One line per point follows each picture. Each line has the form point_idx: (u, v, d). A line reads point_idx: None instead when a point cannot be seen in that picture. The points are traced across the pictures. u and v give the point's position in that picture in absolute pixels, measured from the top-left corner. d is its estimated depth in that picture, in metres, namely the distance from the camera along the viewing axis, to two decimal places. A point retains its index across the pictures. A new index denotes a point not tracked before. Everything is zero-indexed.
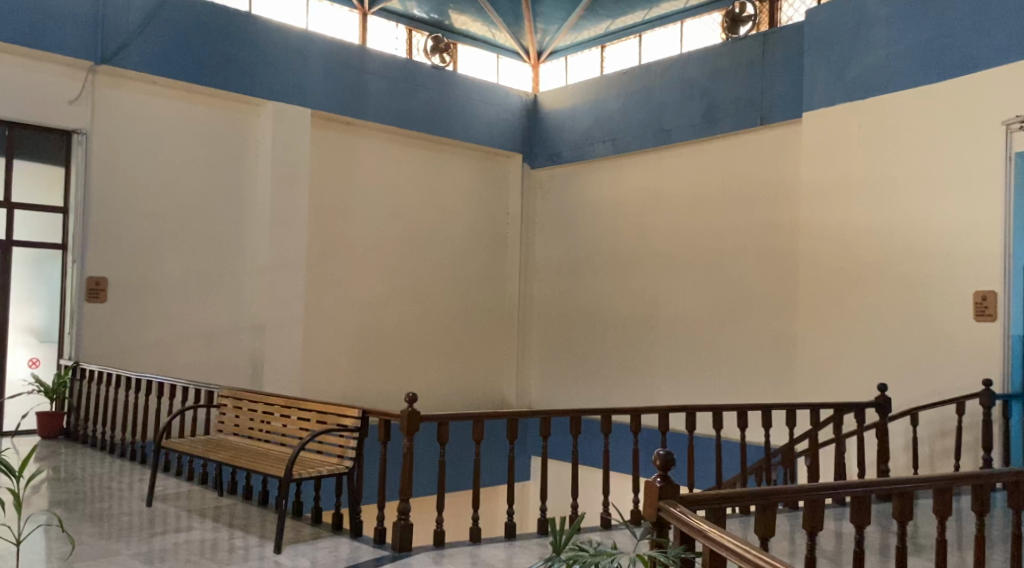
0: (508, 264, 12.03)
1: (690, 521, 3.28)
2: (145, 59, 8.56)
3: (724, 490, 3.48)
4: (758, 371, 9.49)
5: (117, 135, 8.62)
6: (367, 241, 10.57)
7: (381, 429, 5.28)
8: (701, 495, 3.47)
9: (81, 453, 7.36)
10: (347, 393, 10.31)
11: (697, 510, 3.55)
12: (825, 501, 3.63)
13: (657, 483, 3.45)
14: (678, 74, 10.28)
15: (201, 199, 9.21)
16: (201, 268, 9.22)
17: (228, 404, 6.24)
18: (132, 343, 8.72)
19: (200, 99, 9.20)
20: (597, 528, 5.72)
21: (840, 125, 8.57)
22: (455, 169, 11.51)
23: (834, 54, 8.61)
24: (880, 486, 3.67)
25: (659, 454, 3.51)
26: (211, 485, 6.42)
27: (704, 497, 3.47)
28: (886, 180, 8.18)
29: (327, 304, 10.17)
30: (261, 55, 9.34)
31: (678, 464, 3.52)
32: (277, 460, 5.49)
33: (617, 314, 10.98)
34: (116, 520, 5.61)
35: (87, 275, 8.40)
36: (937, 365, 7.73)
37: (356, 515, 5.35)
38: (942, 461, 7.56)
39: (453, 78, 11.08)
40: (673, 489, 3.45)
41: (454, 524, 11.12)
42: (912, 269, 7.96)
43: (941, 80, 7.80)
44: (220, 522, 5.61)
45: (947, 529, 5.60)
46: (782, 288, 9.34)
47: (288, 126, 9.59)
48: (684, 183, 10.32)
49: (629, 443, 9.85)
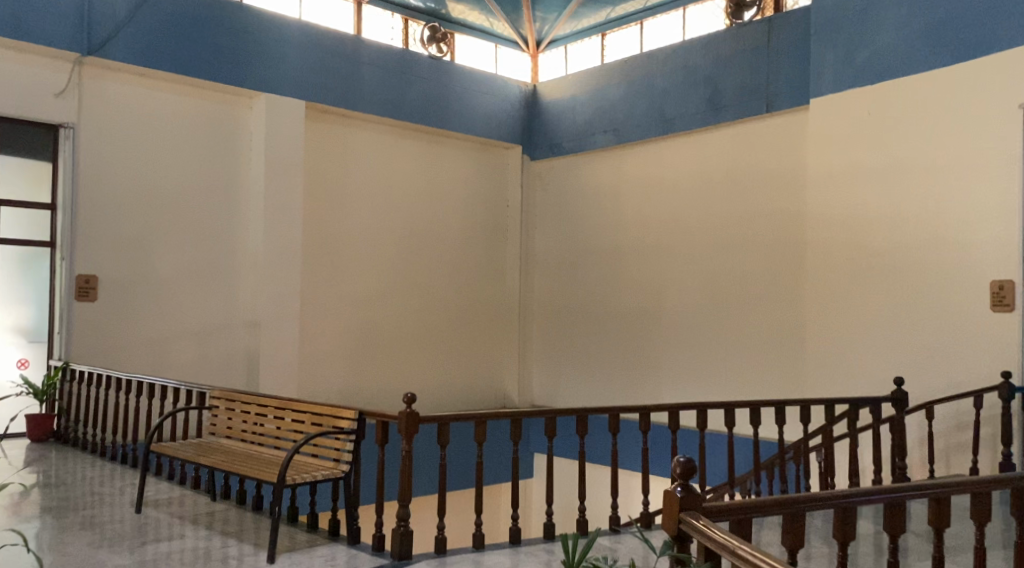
0: (508, 257, 11.79)
1: (714, 535, 3.04)
2: (134, 50, 8.31)
3: (749, 499, 3.25)
4: (766, 365, 9.25)
5: (105, 129, 8.38)
6: (364, 236, 10.32)
7: (379, 431, 5.04)
8: (725, 506, 3.24)
9: (70, 457, 7.13)
10: (345, 390, 10.08)
11: (720, 521, 3.31)
12: (856, 510, 3.39)
13: (678, 493, 3.21)
14: (681, 62, 10.04)
15: (193, 194, 8.97)
16: (194, 265, 8.99)
17: (220, 405, 6.00)
18: (124, 342, 8.49)
19: (192, 91, 8.95)
20: (607, 532, 5.51)
21: (849, 111, 8.32)
22: (453, 160, 11.25)
23: (842, 38, 8.35)
24: (915, 491, 3.42)
25: (679, 461, 3.25)
26: (203, 489, 6.18)
27: (728, 508, 3.24)
28: (898, 166, 7.93)
29: (324, 301, 9.94)
30: (254, 46, 9.09)
31: (698, 472, 3.27)
32: (270, 464, 5.25)
33: (621, 309, 10.74)
34: (106, 528, 5.38)
35: (76, 273, 8.17)
36: (951, 357, 7.52)
37: (353, 521, 5.12)
38: (959, 457, 7.35)
39: (450, 68, 10.82)
40: (694, 499, 3.21)
41: (457, 524, 10.89)
42: (927, 258, 7.72)
43: (955, 63, 7.56)
44: (212, 530, 5.38)
45: (974, 530, 5.38)
46: (791, 280, 9.11)
47: (282, 118, 9.34)
48: (687, 173, 10.08)
49: (636, 441, 9.63)
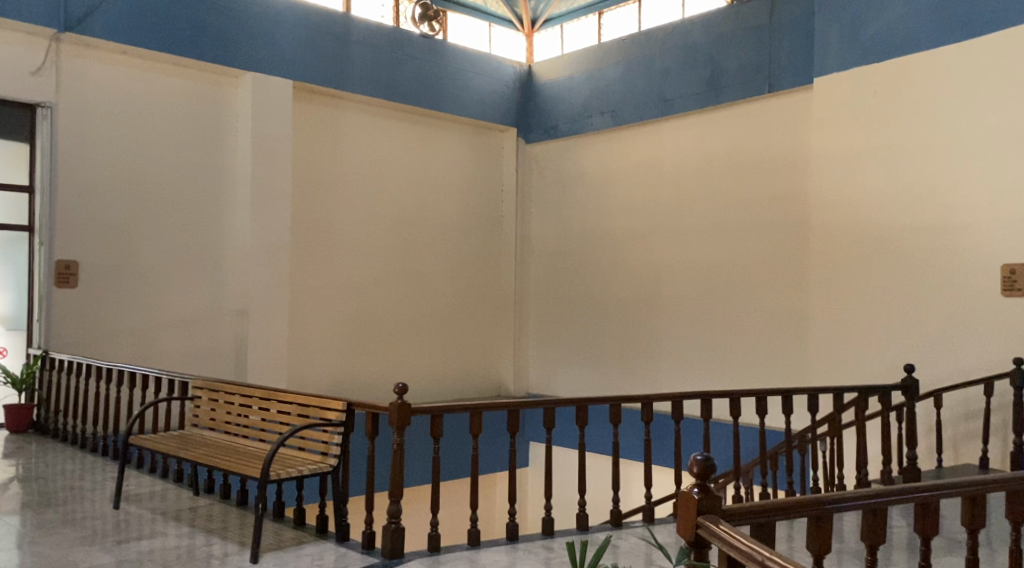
0: (503, 242, 11.52)
1: (737, 543, 2.80)
2: (113, 27, 8.00)
3: (770, 500, 3.02)
4: (769, 352, 9.03)
5: (83, 109, 8.07)
6: (355, 220, 10.05)
7: (368, 423, 4.77)
8: (747, 508, 3.00)
9: (50, 449, 6.86)
10: (336, 379, 9.84)
11: (741, 525, 3.07)
12: (888, 510, 3.15)
13: (696, 496, 2.97)
14: (681, 41, 9.76)
15: (179, 178, 8.68)
16: (181, 251, 8.71)
17: (203, 396, 5.73)
18: (106, 330, 8.21)
19: (176, 70, 8.65)
20: (608, 527, 5.31)
21: (854, 91, 8.04)
22: (446, 143, 10.96)
23: (847, 14, 8.07)
24: (948, 490, 3.17)
25: (697, 460, 2.98)
26: (186, 483, 5.93)
27: (748, 511, 3.00)
28: (906, 147, 7.67)
29: (315, 287, 9.68)
30: (241, 23, 8.78)
31: (716, 470, 3.02)
32: (255, 458, 5.00)
33: (619, 295, 10.49)
34: (83, 525, 5.13)
35: (56, 258, 7.89)
36: (959, 343, 7.31)
37: (342, 518, 4.86)
38: (968, 447, 7.15)
39: (443, 48, 10.52)
40: (713, 501, 2.97)
41: (454, 516, 10.66)
42: (938, 241, 7.49)
43: (967, 39, 7.29)
44: (195, 527, 5.13)
45: (994, 526, 5.17)
46: (794, 265, 8.87)
47: (270, 100, 9.05)
48: (687, 155, 9.82)
49: (636, 431, 9.39)
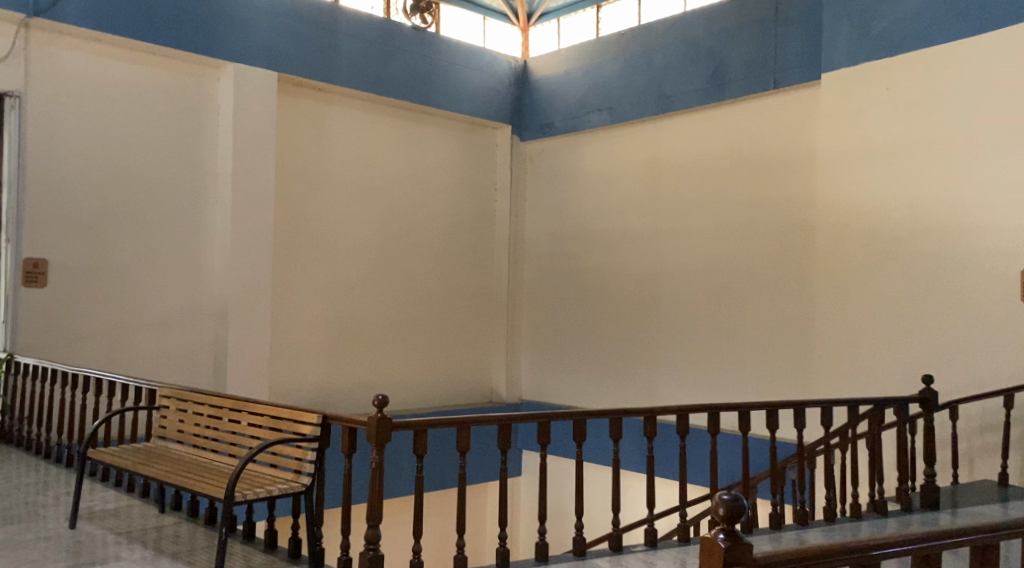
0: (496, 242, 11.12)
1: None
2: (87, 13, 7.60)
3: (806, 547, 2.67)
4: (772, 360, 8.65)
5: (53, 99, 7.65)
6: (342, 219, 9.63)
7: (345, 439, 4.36)
8: (778, 556, 2.65)
9: (11, 459, 6.44)
10: (320, 384, 9.43)
11: None
12: (938, 555, 2.78)
13: (722, 543, 2.61)
14: (682, 35, 9.36)
15: (154, 173, 8.26)
16: (157, 250, 8.30)
17: (170, 406, 5.29)
18: (76, 333, 7.79)
19: (153, 60, 8.24)
20: (606, 551, 4.90)
21: (865, 86, 7.65)
22: (437, 139, 10.55)
23: (857, 6, 7.68)
24: (1008, 530, 2.82)
25: (723, 500, 2.63)
26: (152, 499, 5.49)
27: (783, 561, 2.66)
28: (920, 146, 7.28)
29: (299, 290, 9.27)
30: (222, 11, 8.35)
31: (746, 513, 2.66)
32: (222, 476, 4.58)
33: (616, 299, 10.10)
34: (33, 545, 4.71)
35: (24, 256, 7.48)
36: (975, 353, 6.93)
37: (315, 542, 4.45)
38: (985, 461, 6.77)
39: (435, 41, 10.11)
40: (740, 551, 2.61)
41: (444, 528, 10.24)
42: (954, 245, 7.10)
43: (984, 32, 6.92)
44: (156, 550, 4.71)
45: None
46: (799, 269, 8.49)
47: (253, 92, 8.62)
48: (688, 154, 9.43)
49: (635, 441, 8.99)
